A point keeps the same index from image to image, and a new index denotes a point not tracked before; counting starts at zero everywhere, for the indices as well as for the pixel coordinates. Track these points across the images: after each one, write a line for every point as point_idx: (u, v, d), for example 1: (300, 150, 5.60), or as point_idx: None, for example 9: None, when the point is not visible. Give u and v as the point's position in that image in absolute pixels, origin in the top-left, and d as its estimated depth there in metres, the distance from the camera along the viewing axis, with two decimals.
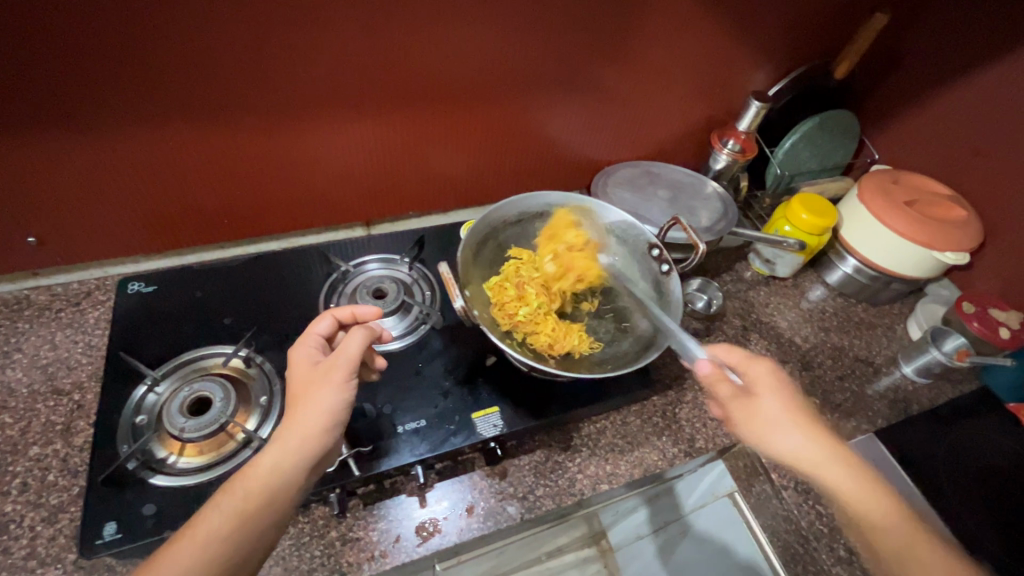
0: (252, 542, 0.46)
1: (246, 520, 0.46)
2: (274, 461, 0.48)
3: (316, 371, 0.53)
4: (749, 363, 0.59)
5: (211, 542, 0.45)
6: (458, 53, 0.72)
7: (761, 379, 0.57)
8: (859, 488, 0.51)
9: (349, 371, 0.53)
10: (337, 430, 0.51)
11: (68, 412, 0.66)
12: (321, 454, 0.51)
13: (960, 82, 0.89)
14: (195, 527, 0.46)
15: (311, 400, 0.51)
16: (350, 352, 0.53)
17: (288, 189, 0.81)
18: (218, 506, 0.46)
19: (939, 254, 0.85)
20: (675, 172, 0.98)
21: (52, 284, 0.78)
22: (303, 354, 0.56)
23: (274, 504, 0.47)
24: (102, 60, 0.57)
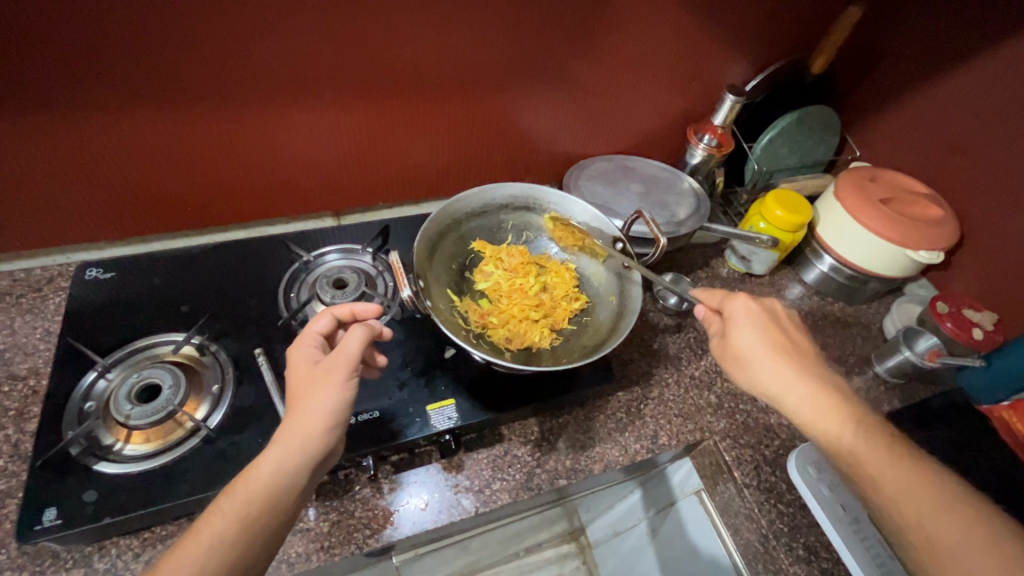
0: (260, 543, 0.46)
1: (249, 525, 0.45)
2: (275, 462, 0.48)
3: (316, 370, 0.53)
4: (728, 300, 0.64)
5: (217, 551, 0.44)
6: (421, 41, 0.71)
7: (737, 309, 0.62)
8: (831, 416, 0.55)
9: (350, 370, 0.53)
10: (339, 429, 0.51)
11: (22, 398, 0.65)
12: (322, 455, 0.50)
13: (938, 78, 0.88)
14: (198, 532, 0.45)
15: (312, 400, 0.51)
16: (351, 352, 0.53)
17: (254, 177, 0.80)
18: (218, 510, 0.46)
19: (913, 253, 0.84)
20: (650, 167, 0.97)
21: (15, 269, 0.77)
22: (303, 353, 0.55)
23: (276, 506, 0.47)
24: (51, 42, 0.57)
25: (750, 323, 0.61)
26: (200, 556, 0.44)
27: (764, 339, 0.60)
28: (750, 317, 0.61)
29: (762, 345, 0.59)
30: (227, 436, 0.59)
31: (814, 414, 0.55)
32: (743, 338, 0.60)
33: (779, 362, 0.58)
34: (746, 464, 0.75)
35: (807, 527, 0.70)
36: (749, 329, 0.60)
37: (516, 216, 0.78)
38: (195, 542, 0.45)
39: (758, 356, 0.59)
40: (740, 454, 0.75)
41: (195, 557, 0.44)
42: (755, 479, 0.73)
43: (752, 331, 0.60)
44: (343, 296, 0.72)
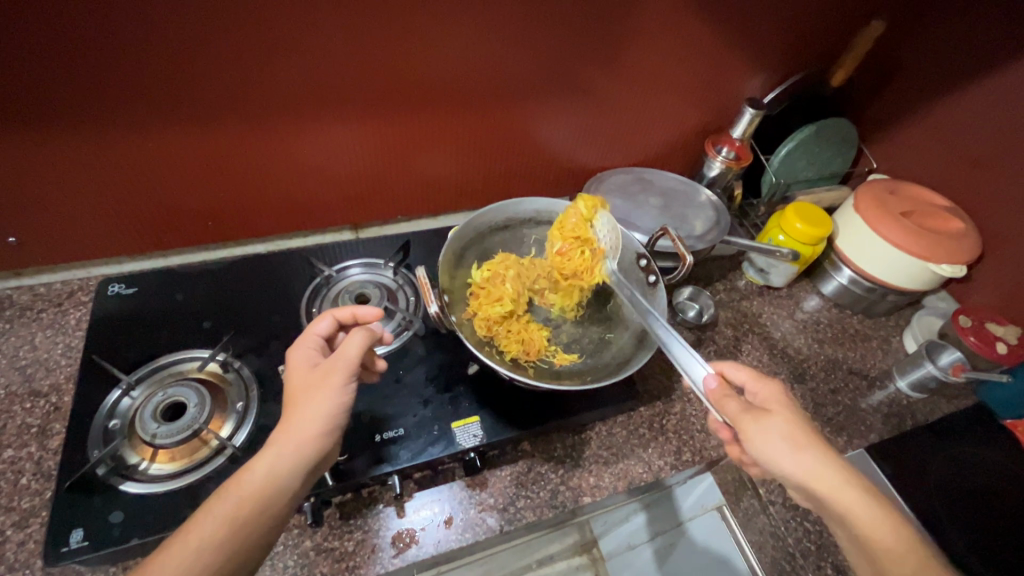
0: (249, 547, 0.45)
1: (239, 528, 0.45)
2: (268, 464, 0.48)
3: (314, 374, 0.53)
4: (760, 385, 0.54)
5: (206, 552, 0.43)
6: (445, 55, 0.71)
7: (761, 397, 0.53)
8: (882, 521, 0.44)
9: (348, 374, 0.52)
10: (334, 435, 0.51)
11: (44, 415, 0.65)
12: (316, 460, 0.50)
13: (959, 90, 0.88)
14: (187, 533, 0.44)
15: (309, 403, 0.50)
16: (349, 356, 0.52)
17: (273, 191, 0.80)
18: (211, 512, 0.45)
19: (935, 266, 0.83)
20: (668, 180, 0.97)
21: (35, 283, 0.77)
22: (302, 355, 0.55)
23: (268, 510, 0.46)
24: (79, 58, 0.57)
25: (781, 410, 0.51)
26: (189, 557, 0.43)
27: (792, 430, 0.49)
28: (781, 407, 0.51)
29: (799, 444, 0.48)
30: (252, 454, 0.59)
31: (885, 543, 0.44)
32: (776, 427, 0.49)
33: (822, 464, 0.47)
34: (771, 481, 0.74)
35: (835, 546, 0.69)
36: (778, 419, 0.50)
37: (539, 230, 0.77)
38: (183, 547, 0.43)
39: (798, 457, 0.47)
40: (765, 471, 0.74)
41: (182, 558, 0.42)
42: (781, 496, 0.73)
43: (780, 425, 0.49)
44: None
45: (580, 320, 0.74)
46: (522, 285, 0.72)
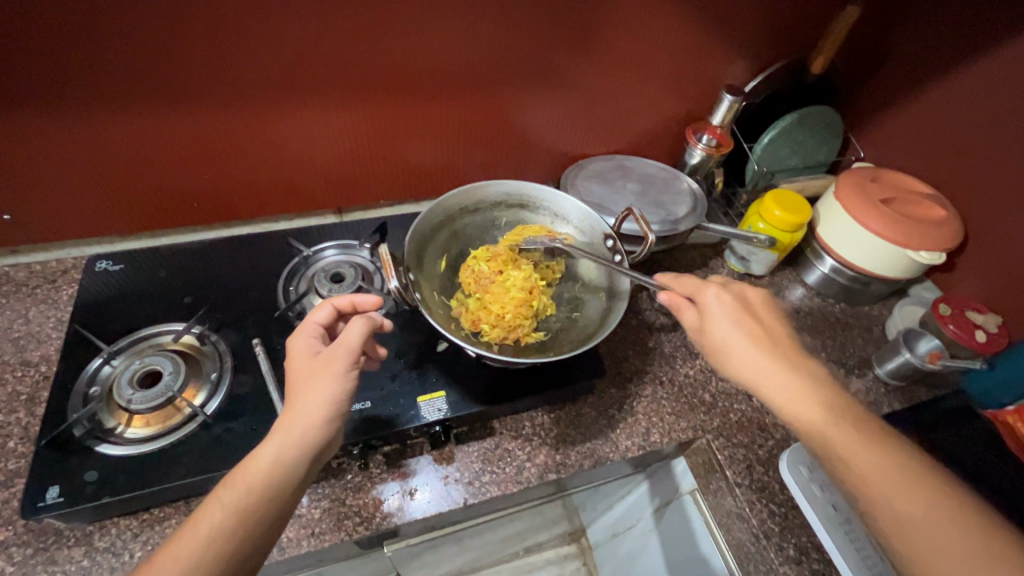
0: (259, 534, 0.47)
1: (248, 515, 0.47)
2: (274, 453, 0.49)
3: (316, 362, 0.54)
4: (702, 290, 0.61)
5: (218, 540, 0.45)
6: (417, 41, 0.72)
7: (712, 300, 0.59)
8: (809, 405, 0.53)
9: (351, 361, 0.54)
10: (337, 420, 0.53)
11: (33, 383, 0.68)
12: (321, 445, 0.52)
13: (943, 76, 0.86)
14: (198, 522, 0.46)
15: (313, 391, 0.52)
16: (351, 344, 0.54)
17: (256, 174, 0.82)
18: (218, 500, 0.47)
19: (913, 253, 0.83)
20: (649, 167, 0.98)
21: (32, 261, 0.81)
22: (303, 344, 0.57)
23: (274, 497, 0.48)
24: (59, 41, 0.59)
25: (731, 312, 0.58)
26: (200, 547, 0.45)
27: (741, 326, 0.58)
28: (726, 307, 0.59)
29: (739, 337, 0.57)
30: (223, 421, 0.61)
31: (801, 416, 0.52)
32: (718, 330, 0.58)
33: (762, 351, 0.56)
34: (739, 464, 0.74)
35: (799, 527, 0.69)
36: (727, 317, 0.58)
37: (510, 212, 0.79)
38: (195, 532, 0.46)
39: (736, 348, 0.57)
40: (733, 453, 0.75)
41: (194, 547, 0.45)
42: (748, 478, 0.73)
43: (729, 322, 0.58)
44: (339, 290, 0.74)
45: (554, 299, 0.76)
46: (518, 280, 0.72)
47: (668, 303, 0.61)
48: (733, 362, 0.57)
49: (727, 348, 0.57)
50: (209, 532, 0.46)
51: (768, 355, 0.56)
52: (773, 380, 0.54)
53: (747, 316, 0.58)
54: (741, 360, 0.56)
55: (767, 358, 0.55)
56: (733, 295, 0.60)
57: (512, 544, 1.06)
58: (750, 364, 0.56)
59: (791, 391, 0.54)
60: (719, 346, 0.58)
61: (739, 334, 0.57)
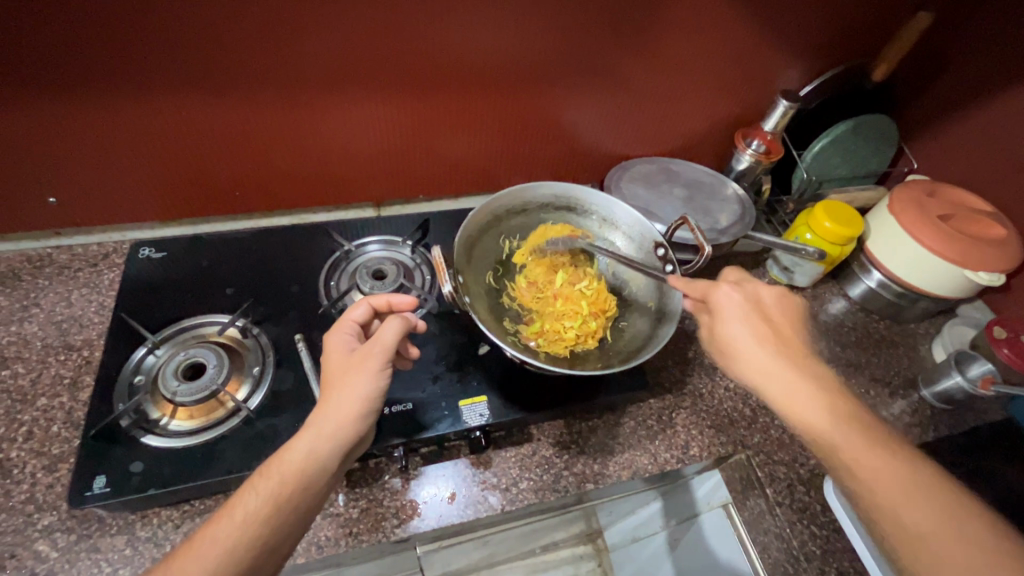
0: (288, 529, 0.46)
1: (281, 504, 0.46)
2: (308, 446, 0.49)
3: (350, 359, 0.53)
4: (712, 290, 0.58)
5: (250, 529, 0.45)
6: (470, 34, 0.70)
7: (721, 299, 0.57)
8: (810, 402, 0.50)
9: (385, 360, 0.53)
10: (369, 418, 0.52)
11: (76, 367, 0.68)
12: (352, 442, 0.51)
13: (1011, 90, 0.83)
14: (233, 509, 0.46)
15: (346, 388, 0.51)
16: (386, 342, 0.53)
17: (298, 164, 0.81)
18: (253, 488, 0.47)
19: (971, 273, 0.80)
20: (694, 172, 0.95)
21: (73, 244, 0.81)
22: (338, 341, 0.55)
23: (308, 488, 0.48)
24: (109, 22, 0.58)
25: (744, 310, 0.56)
26: (234, 533, 0.45)
27: (753, 328, 0.55)
28: (738, 305, 0.56)
29: (756, 344, 0.54)
30: (265, 417, 0.61)
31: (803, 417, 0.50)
32: (735, 328, 0.55)
33: (777, 355, 0.53)
34: (779, 482, 0.72)
35: (841, 551, 0.67)
36: (739, 319, 0.55)
37: (557, 214, 0.77)
38: (231, 518, 0.46)
39: (747, 353, 0.54)
40: (773, 471, 0.73)
41: (231, 531, 0.45)
42: (789, 497, 0.71)
43: (742, 323, 0.55)
44: (381, 287, 0.73)
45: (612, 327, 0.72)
46: (563, 266, 0.77)
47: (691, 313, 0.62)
48: (742, 367, 0.54)
49: (746, 350, 0.54)
50: (243, 520, 0.45)
51: (798, 365, 0.52)
52: (773, 380, 0.52)
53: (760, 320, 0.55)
54: (759, 367, 0.53)
55: (766, 363, 0.52)
56: (747, 295, 0.57)
57: (529, 543, 1.07)
58: (777, 374, 0.52)
59: (801, 393, 0.51)
60: (735, 350, 0.55)
61: (751, 333, 0.54)
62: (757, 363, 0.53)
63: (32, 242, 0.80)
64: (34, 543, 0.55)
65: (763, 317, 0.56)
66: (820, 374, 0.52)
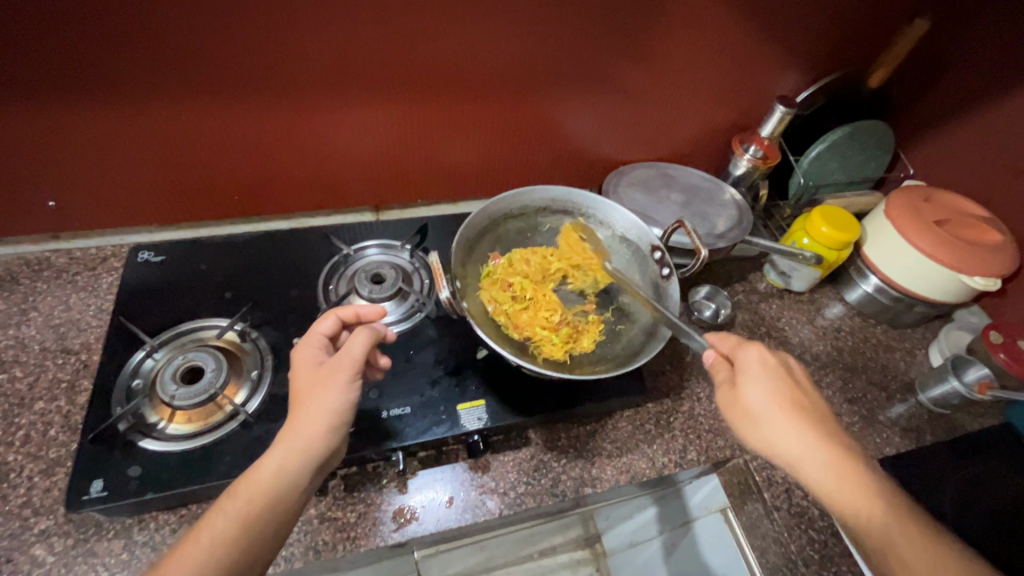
0: (257, 548, 0.47)
1: (249, 523, 0.47)
2: (277, 462, 0.49)
3: (318, 372, 0.53)
4: (739, 349, 0.58)
5: (218, 549, 0.45)
6: (468, 40, 0.70)
7: (749, 360, 0.57)
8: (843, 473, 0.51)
9: (354, 372, 0.53)
10: (340, 432, 0.52)
11: (74, 371, 0.68)
12: (325, 454, 0.51)
13: (1005, 96, 0.83)
14: (201, 531, 0.46)
15: (314, 402, 0.51)
16: (353, 354, 0.53)
17: (296, 168, 0.82)
18: (221, 510, 0.47)
19: (967, 278, 0.80)
20: (692, 176, 0.96)
21: (71, 247, 0.81)
22: (307, 354, 0.56)
23: (278, 505, 0.48)
24: (108, 25, 0.58)
25: (765, 372, 0.56)
26: (201, 556, 0.45)
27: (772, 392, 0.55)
28: (761, 367, 0.57)
29: (774, 405, 0.54)
30: (263, 422, 0.61)
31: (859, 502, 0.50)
32: (752, 391, 0.55)
33: (793, 421, 0.53)
34: (777, 486, 0.72)
35: (839, 556, 0.68)
36: (761, 386, 0.55)
37: (555, 218, 0.78)
38: (198, 541, 0.46)
39: (767, 415, 0.54)
40: (771, 476, 0.73)
41: (194, 558, 0.45)
42: (786, 501, 0.71)
43: (763, 388, 0.55)
44: (381, 291, 0.73)
45: (609, 331, 0.73)
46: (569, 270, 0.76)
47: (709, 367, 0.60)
48: (760, 430, 0.54)
49: (765, 414, 0.54)
50: (211, 541, 0.46)
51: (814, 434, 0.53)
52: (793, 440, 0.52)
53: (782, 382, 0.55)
54: (768, 429, 0.53)
55: (784, 426, 0.53)
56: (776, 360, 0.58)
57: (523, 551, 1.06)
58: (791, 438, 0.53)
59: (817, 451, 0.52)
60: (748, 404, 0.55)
61: (767, 400, 0.54)
62: (788, 440, 0.53)
63: (30, 246, 0.80)
64: (30, 547, 0.55)
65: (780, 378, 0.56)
66: (834, 438, 0.53)
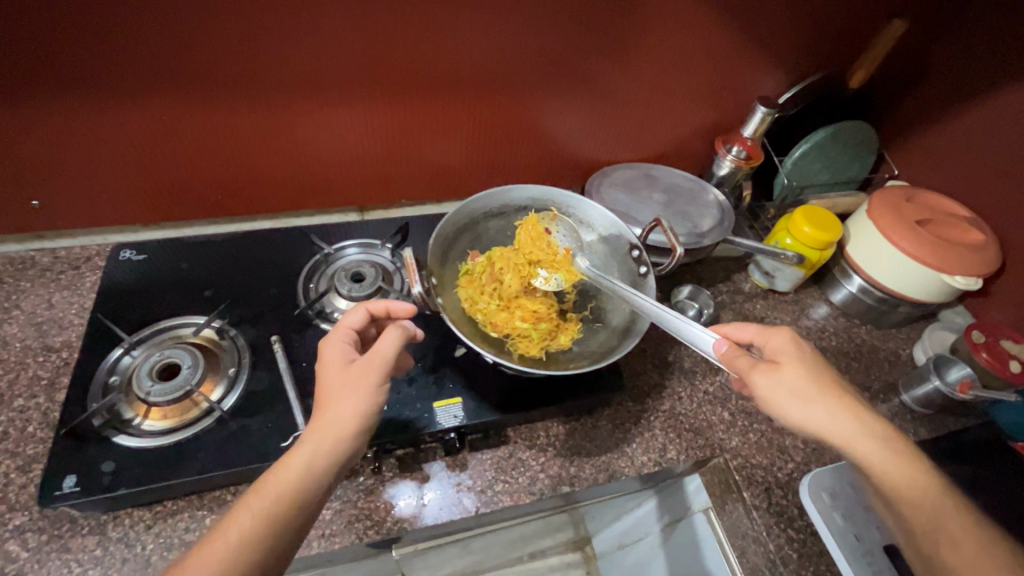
0: (281, 546, 0.46)
1: (278, 522, 0.46)
2: (305, 461, 0.49)
3: (349, 370, 0.53)
4: (769, 336, 0.57)
5: (245, 545, 0.45)
6: (448, 40, 0.71)
7: (782, 345, 0.56)
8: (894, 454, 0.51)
9: (385, 372, 0.53)
10: (366, 433, 0.52)
11: (54, 369, 0.69)
12: (350, 455, 0.51)
13: (986, 97, 0.84)
14: (228, 528, 0.46)
15: (344, 401, 0.51)
16: (386, 353, 0.54)
17: (279, 168, 0.82)
18: (248, 507, 0.47)
19: (949, 278, 0.80)
20: (676, 177, 0.96)
21: (56, 246, 0.82)
22: (336, 348, 0.56)
23: (303, 505, 0.48)
24: (90, 26, 0.59)
25: (797, 356, 0.55)
26: (228, 552, 0.44)
27: (813, 374, 0.53)
28: (794, 350, 0.56)
29: (812, 386, 0.53)
30: (238, 418, 0.61)
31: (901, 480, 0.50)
32: (791, 371, 0.53)
33: (838, 402, 0.52)
34: (756, 486, 0.72)
35: (817, 555, 0.67)
36: (798, 370, 0.53)
37: (534, 217, 0.78)
38: (225, 538, 0.45)
39: (808, 397, 0.52)
40: (751, 475, 0.73)
41: (222, 553, 0.44)
42: (765, 501, 0.71)
43: (799, 370, 0.53)
44: (360, 290, 0.73)
45: (586, 329, 0.73)
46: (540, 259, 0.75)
47: (726, 356, 0.55)
48: (801, 416, 0.52)
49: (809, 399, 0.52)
50: (238, 539, 0.45)
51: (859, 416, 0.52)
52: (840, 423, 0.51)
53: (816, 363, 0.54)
54: (809, 412, 0.51)
55: (831, 411, 0.51)
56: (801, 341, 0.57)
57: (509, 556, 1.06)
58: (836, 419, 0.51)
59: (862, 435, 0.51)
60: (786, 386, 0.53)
61: (806, 382, 0.53)
62: (834, 425, 0.51)
63: (15, 245, 0.80)
64: (3, 543, 0.55)
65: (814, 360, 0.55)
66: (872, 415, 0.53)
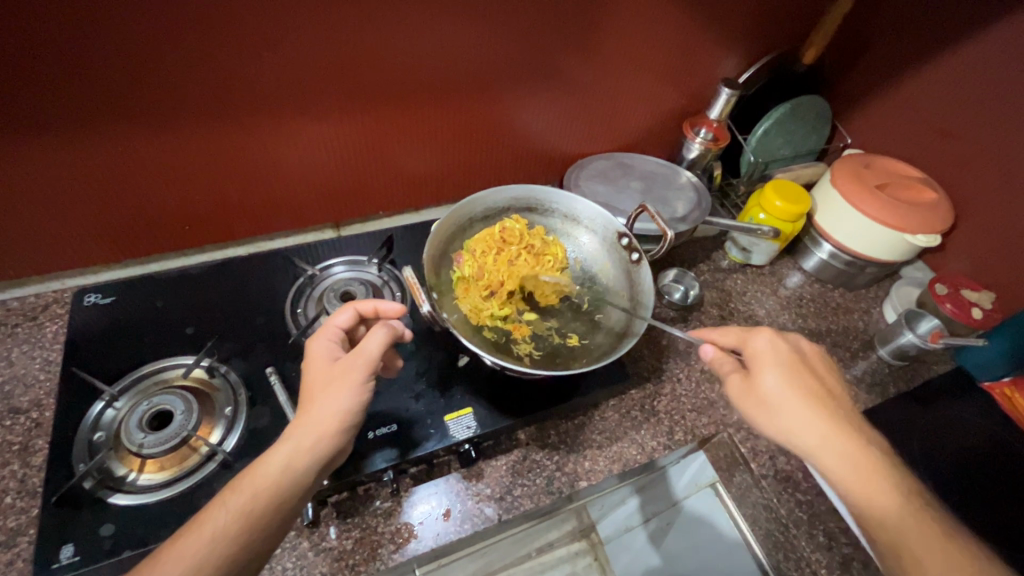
0: (257, 547, 0.45)
1: (255, 519, 0.45)
2: (284, 459, 0.47)
3: (332, 369, 0.52)
4: (750, 337, 0.58)
5: (219, 544, 0.43)
6: (416, 45, 0.69)
7: (761, 347, 0.57)
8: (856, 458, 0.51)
9: (368, 371, 0.52)
10: (349, 432, 0.50)
11: (26, 431, 0.63)
12: (331, 456, 0.49)
13: (927, 64, 0.89)
14: (203, 524, 0.44)
15: (326, 400, 0.50)
16: (369, 354, 0.52)
17: (249, 190, 0.78)
18: (225, 504, 0.45)
19: (911, 237, 0.85)
20: (649, 164, 0.98)
21: (7, 298, 0.75)
22: (322, 347, 0.54)
23: (282, 503, 0.46)
24: (32, 62, 0.54)
25: (785, 360, 0.56)
26: (203, 547, 0.43)
27: (786, 380, 0.55)
28: (774, 355, 0.56)
29: (788, 392, 0.54)
30: (243, 459, 0.58)
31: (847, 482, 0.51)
32: (768, 379, 0.55)
33: (802, 400, 0.53)
34: (762, 455, 0.75)
35: (826, 514, 0.71)
36: (777, 371, 0.55)
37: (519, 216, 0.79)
38: (201, 534, 0.44)
39: (785, 403, 0.54)
40: (756, 446, 0.76)
41: (197, 548, 0.43)
42: (772, 469, 0.74)
43: (781, 375, 0.55)
44: None
45: (591, 322, 0.73)
46: (531, 252, 0.74)
47: (712, 360, 0.60)
48: (770, 417, 0.54)
49: (776, 399, 0.54)
50: (213, 536, 0.44)
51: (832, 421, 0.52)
52: (795, 420, 0.53)
53: (802, 370, 0.55)
54: (783, 419, 0.53)
55: (799, 416, 0.53)
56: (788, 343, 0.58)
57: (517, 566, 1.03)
58: (798, 427, 0.53)
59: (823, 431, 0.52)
60: (767, 399, 0.55)
61: (787, 386, 0.54)
62: (800, 434, 0.52)
63: None
64: None
65: (827, 370, 0.58)
66: (848, 424, 0.53)
